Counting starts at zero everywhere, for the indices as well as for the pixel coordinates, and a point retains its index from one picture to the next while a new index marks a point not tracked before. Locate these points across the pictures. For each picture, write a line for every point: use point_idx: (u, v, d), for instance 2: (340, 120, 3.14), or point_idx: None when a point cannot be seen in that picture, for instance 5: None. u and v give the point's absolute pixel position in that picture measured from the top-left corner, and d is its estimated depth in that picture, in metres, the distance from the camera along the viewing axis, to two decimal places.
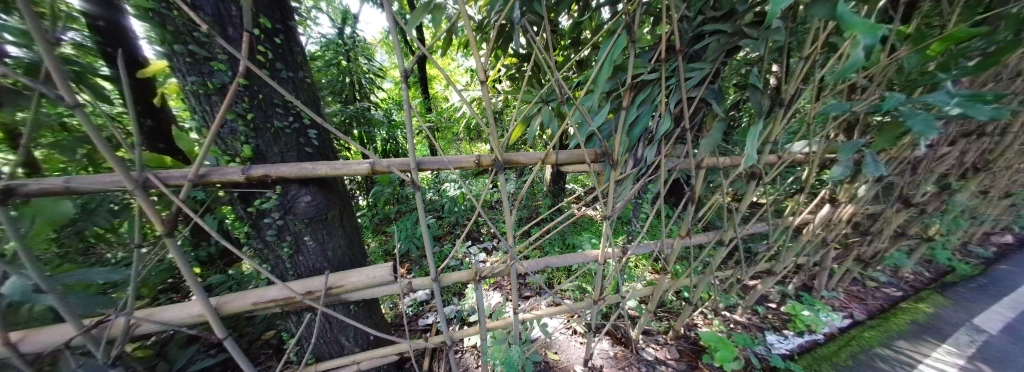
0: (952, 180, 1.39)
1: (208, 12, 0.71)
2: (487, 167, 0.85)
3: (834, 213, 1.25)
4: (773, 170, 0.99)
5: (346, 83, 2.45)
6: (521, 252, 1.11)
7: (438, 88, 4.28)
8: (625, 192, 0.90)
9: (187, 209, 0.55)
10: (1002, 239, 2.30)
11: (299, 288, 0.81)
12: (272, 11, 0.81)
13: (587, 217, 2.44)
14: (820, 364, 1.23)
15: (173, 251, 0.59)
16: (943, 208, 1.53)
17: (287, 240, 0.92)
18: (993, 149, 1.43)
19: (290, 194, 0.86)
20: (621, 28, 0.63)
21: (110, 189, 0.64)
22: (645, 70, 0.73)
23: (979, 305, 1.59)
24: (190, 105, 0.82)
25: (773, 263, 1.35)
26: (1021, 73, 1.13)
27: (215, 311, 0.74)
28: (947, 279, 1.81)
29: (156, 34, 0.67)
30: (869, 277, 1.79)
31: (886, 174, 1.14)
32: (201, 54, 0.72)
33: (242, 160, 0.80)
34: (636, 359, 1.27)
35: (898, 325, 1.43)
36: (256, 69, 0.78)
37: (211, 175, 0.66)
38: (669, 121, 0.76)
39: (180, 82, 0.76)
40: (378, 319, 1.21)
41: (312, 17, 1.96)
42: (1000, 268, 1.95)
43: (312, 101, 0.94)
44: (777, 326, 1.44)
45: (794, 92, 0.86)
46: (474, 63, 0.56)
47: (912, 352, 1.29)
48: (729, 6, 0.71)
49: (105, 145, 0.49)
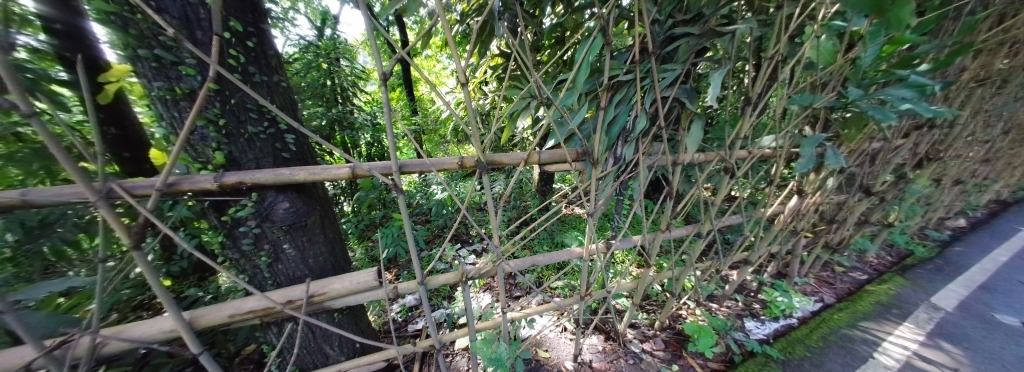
0: (907, 169, 1.50)
1: (175, 15, 0.69)
2: (471, 168, 0.85)
3: (802, 203, 1.32)
4: (744, 165, 1.03)
5: (326, 86, 2.38)
6: (507, 251, 1.10)
7: (424, 90, 4.26)
8: (605, 190, 0.93)
9: (152, 218, 0.52)
10: (957, 222, 2.49)
11: (278, 298, 0.79)
12: (244, 13, 0.79)
13: (574, 215, 2.48)
14: (794, 345, 1.29)
15: (143, 263, 0.58)
16: (900, 196, 1.65)
17: (265, 249, 0.89)
18: (943, 140, 1.56)
19: (267, 201, 0.84)
20: (596, 30, 0.66)
21: (72, 201, 0.59)
22: (621, 72, 0.76)
23: (937, 284, 1.70)
24: (154, 110, 0.78)
25: (750, 253, 1.41)
26: (964, 69, 1.23)
27: (189, 326, 0.71)
28: (907, 262, 1.95)
29: (118, 38, 0.64)
30: (837, 262, 1.90)
31: (847, 165, 1.22)
32: (168, 59, 0.69)
33: (215, 167, 0.77)
34: (625, 352, 1.30)
35: (864, 306, 1.53)
36: (227, 74, 0.75)
37: (180, 183, 0.63)
38: (645, 119, 0.79)
39: (145, 86, 0.73)
40: (365, 327, 1.20)
41: (289, 18, 1.84)
42: (954, 250, 2.10)
43: (289, 105, 0.91)
44: (755, 312, 1.51)
45: (760, 91, 0.91)
46: (456, 66, 0.57)
47: (877, 331, 1.37)
48: (697, 10, 0.74)
49: (66, 156, 0.46)
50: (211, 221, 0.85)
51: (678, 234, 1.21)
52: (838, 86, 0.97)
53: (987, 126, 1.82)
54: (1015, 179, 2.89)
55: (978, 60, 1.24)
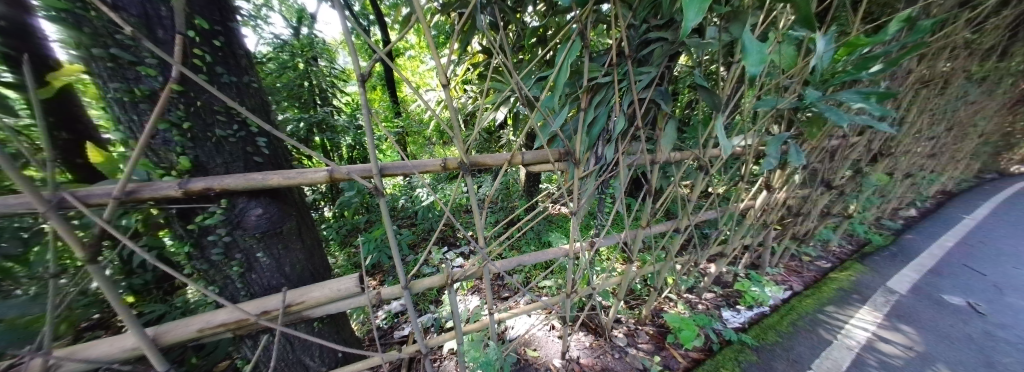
0: (863, 165, 1.63)
1: (133, 12, 0.65)
2: (454, 169, 0.84)
3: (771, 198, 1.40)
4: (717, 162, 1.09)
5: (304, 87, 2.29)
6: (493, 252, 1.10)
7: (407, 91, 4.20)
8: (588, 188, 0.95)
9: (110, 229, 0.49)
10: (908, 212, 2.72)
11: (252, 309, 0.76)
12: (210, 12, 0.75)
13: (560, 214, 2.51)
14: (767, 332, 1.36)
15: (98, 278, 0.55)
16: (858, 189, 1.78)
17: (237, 259, 0.85)
18: (893, 137, 1.70)
19: (238, 207, 0.80)
20: (575, 34, 0.68)
21: (15, 212, 0.54)
22: (599, 74, 0.78)
23: (892, 270, 1.85)
24: (111, 114, 0.72)
25: (725, 246, 1.48)
26: (908, 72, 1.35)
27: (154, 343, 0.67)
28: (865, 250, 2.10)
29: (68, 36, 0.60)
30: (804, 252, 2.02)
31: (810, 162, 1.31)
32: (126, 59, 0.65)
33: (180, 173, 0.72)
34: (611, 346, 1.33)
35: (829, 292, 1.63)
36: (191, 74, 0.71)
37: (141, 191, 0.59)
38: (624, 121, 0.82)
39: (100, 88, 0.68)
40: (347, 335, 1.16)
41: (261, 16, 1.77)
42: (906, 237, 2.29)
43: (261, 107, 0.88)
44: (732, 302, 1.59)
45: (730, 93, 0.96)
46: (437, 66, 0.57)
47: (840, 315, 1.47)
48: (669, 16, 0.77)
49: (9, 163, 0.42)
50: (176, 231, 0.79)
51: (658, 230, 1.26)
52: (799, 88, 1.03)
53: (930, 124, 1.99)
54: (958, 172, 3.18)
55: (920, 64, 1.36)
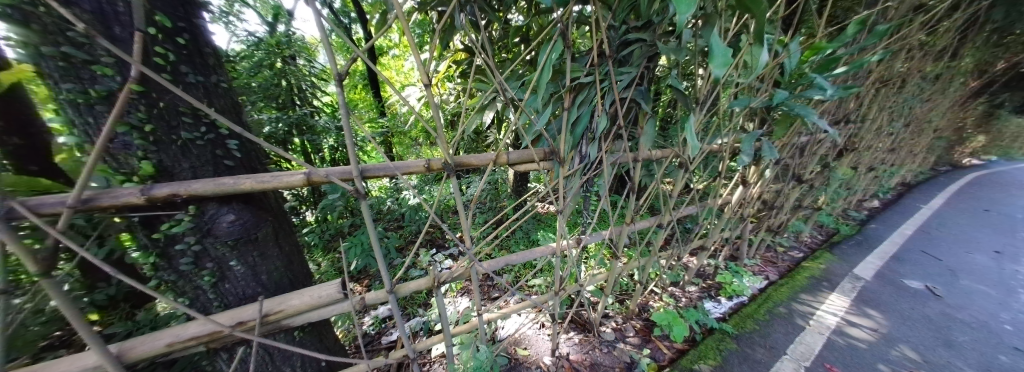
0: (829, 159, 1.72)
1: (87, 8, 0.61)
2: (438, 170, 0.83)
3: (746, 192, 1.47)
4: (696, 159, 1.12)
5: (281, 87, 2.21)
6: (481, 253, 1.09)
7: (391, 91, 4.12)
8: (573, 186, 0.96)
9: (66, 241, 0.46)
10: (872, 204, 2.90)
11: (226, 321, 0.72)
12: (173, 8, 0.71)
13: (548, 213, 2.53)
14: (746, 320, 1.42)
15: (54, 294, 0.52)
16: (826, 182, 1.88)
17: (208, 268, 0.81)
18: (857, 133, 1.80)
19: (208, 214, 0.76)
20: (557, 34, 0.68)
21: None
22: (581, 74, 0.79)
23: (858, 258, 1.97)
24: (62, 116, 0.67)
25: (705, 239, 1.54)
26: (869, 72, 1.43)
27: (118, 360, 0.63)
28: (834, 239, 2.23)
29: (12, 33, 0.55)
30: (779, 243, 2.12)
31: (781, 157, 1.38)
32: (79, 57, 0.61)
33: (142, 178, 0.68)
34: (599, 341, 1.35)
35: (802, 281, 1.72)
36: (153, 74, 0.67)
37: (98, 199, 0.55)
38: (606, 119, 0.84)
39: (50, 89, 0.63)
40: (331, 343, 1.13)
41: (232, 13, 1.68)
42: (870, 227, 2.45)
43: (232, 108, 0.84)
44: (713, 293, 1.65)
45: (706, 92, 0.99)
46: (418, 65, 0.56)
47: (812, 302, 1.55)
48: (647, 17, 0.79)
49: None
50: (138, 241, 0.74)
51: (643, 225, 1.28)
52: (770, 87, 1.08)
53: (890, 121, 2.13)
54: (915, 165, 3.42)
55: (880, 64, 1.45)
